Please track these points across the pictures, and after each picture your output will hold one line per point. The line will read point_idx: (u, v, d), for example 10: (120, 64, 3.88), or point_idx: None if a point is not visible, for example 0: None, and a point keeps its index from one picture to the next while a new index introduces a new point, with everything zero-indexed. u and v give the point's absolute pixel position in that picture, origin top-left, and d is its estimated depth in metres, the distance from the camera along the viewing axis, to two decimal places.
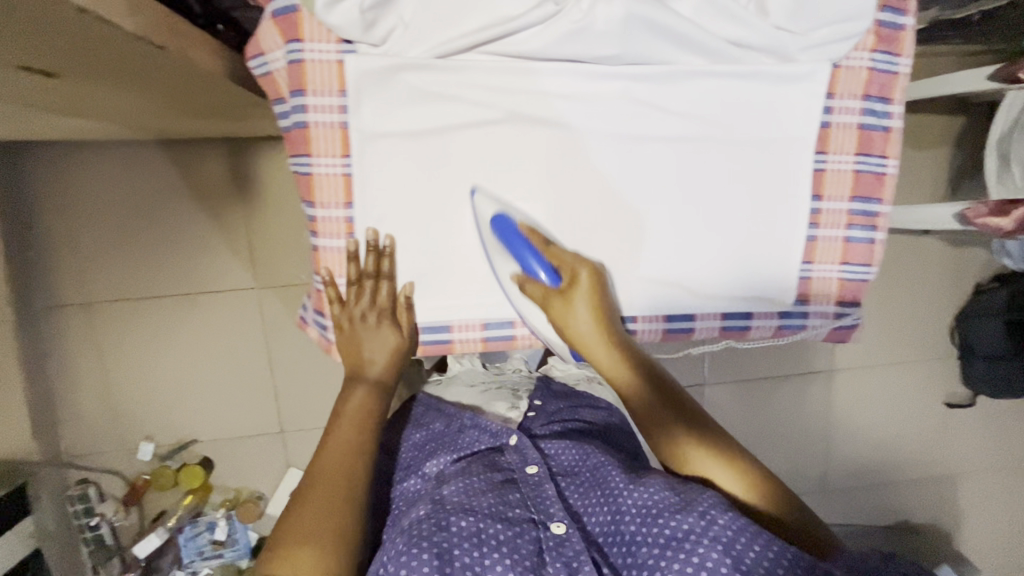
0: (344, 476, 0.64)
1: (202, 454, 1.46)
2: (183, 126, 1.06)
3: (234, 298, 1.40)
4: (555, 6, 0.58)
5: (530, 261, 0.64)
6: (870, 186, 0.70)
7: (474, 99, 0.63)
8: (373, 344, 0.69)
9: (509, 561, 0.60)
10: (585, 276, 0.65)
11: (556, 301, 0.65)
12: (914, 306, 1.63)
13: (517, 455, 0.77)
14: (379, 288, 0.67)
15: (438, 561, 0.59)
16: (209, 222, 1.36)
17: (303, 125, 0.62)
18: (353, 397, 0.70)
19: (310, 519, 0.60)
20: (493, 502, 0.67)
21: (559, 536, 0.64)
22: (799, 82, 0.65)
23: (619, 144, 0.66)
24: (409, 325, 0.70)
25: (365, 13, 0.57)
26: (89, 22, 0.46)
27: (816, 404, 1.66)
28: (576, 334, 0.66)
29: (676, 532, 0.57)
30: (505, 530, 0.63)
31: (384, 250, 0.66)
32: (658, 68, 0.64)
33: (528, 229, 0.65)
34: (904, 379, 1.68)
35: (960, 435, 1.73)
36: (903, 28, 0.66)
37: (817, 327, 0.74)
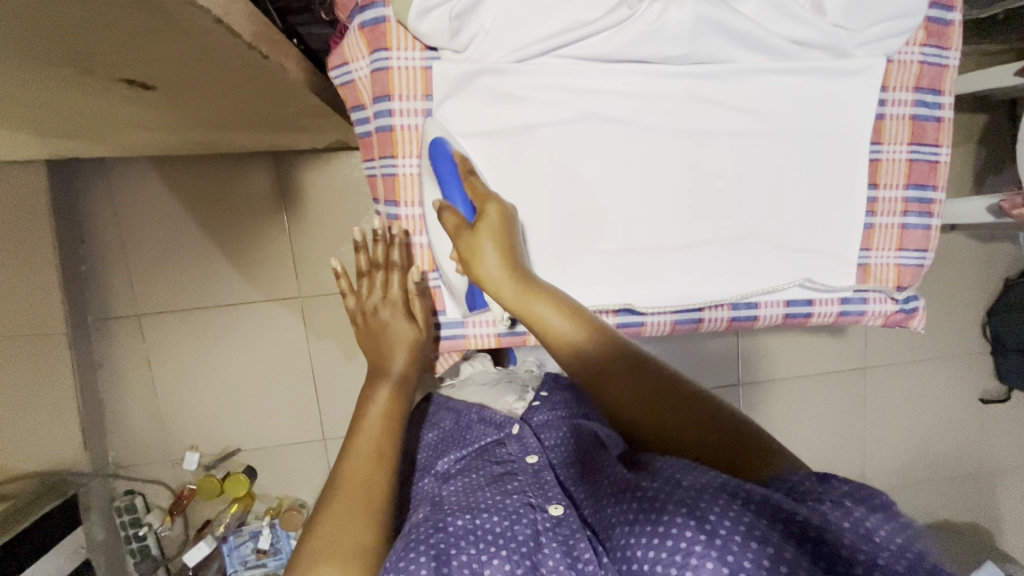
0: (365, 484, 0.58)
1: (245, 463, 1.48)
2: (241, 139, 1.10)
3: (278, 308, 1.43)
4: (629, 11, 0.62)
5: (450, 189, 0.65)
6: (925, 173, 0.73)
7: (550, 100, 0.67)
8: (389, 338, 0.68)
9: (507, 551, 0.55)
10: (494, 207, 0.64)
11: (464, 232, 0.63)
12: (944, 302, 1.65)
13: (517, 446, 0.74)
14: (389, 279, 0.70)
15: (434, 560, 0.53)
16: (256, 234, 1.41)
17: (388, 128, 0.66)
18: (377, 399, 0.65)
19: (336, 540, 0.54)
20: (492, 495, 0.63)
21: (558, 518, 0.59)
22: (855, 76, 0.69)
23: (684, 140, 0.69)
24: (422, 315, 0.71)
25: (452, 21, 0.61)
26: (219, 31, 0.50)
27: (850, 402, 1.66)
28: (481, 270, 0.63)
29: (647, 497, 0.54)
30: (502, 520, 0.59)
31: (394, 236, 0.69)
32: (723, 67, 0.67)
33: (461, 157, 0.65)
34: (935, 374, 1.68)
35: (995, 431, 1.73)
36: (951, 24, 0.70)
37: (875, 312, 0.76)
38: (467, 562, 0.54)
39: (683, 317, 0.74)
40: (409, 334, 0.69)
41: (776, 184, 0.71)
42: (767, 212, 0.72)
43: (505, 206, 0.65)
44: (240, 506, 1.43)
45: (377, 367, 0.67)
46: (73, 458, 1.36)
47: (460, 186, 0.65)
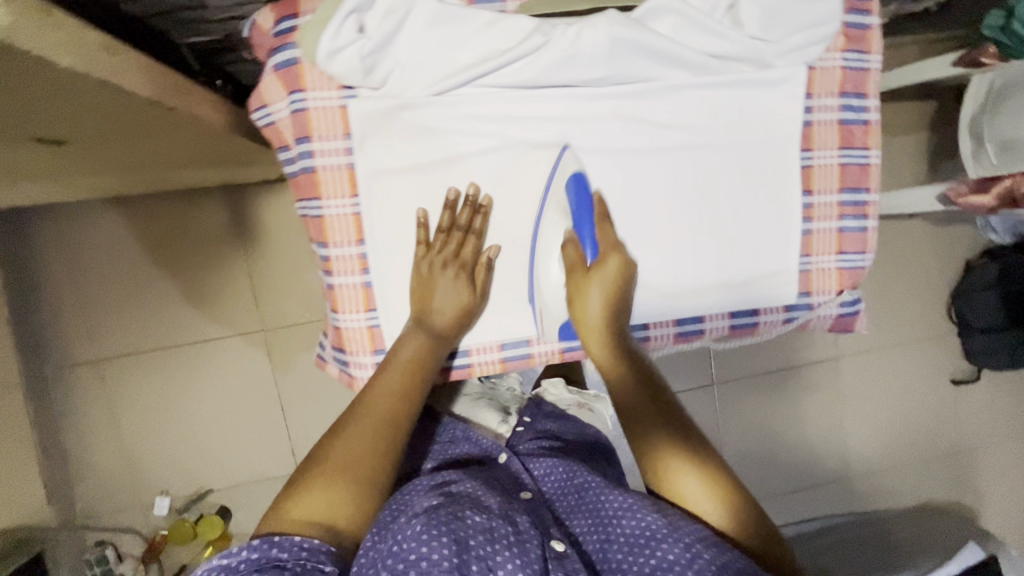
0: (388, 420, 0.57)
1: (219, 503, 1.43)
2: (184, 177, 1.08)
3: (243, 342, 1.41)
4: (543, 38, 0.61)
5: (586, 228, 0.64)
6: (856, 176, 0.73)
7: (476, 130, 0.66)
8: (446, 295, 0.64)
9: (524, 561, 0.50)
10: (617, 260, 0.63)
11: (578, 273, 0.63)
12: (907, 286, 1.67)
13: (507, 478, 0.69)
14: (465, 242, 0.66)
15: (456, 550, 0.49)
16: (213, 270, 1.38)
17: (311, 170, 0.65)
18: (410, 341, 0.63)
19: (347, 463, 0.54)
20: (502, 505, 0.58)
21: (559, 553, 0.54)
22: (779, 86, 0.69)
23: (615, 159, 0.69)
24: (481, 288, 0.67)
25: (364, 60, 0.60)
26: (106, 90, 0.49)
27: (826, 393, 1.67)
28: (581, 313, 0.63)
29: (664, 561, 0.51)
30: (516, 530, 0.54)
31: (480, 207, 0.66)
32: (645, 86, 0.67)
33: (600, 200, 0.66)
34: (907, 358, 1.70)
35: (970, 409, 1.74)
36: (870, 28, 0.70)
37: (821, 316, 0.77)
38: (485, 559, 0.49)
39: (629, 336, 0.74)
40: (461, 297, 0.65)
41: (711, 199, 0.71)
42: (706, 229, 0.72)
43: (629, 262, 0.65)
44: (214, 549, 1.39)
45: (425, 317, 0.64)
46: (37, 513, 1.32)
47: (594, 231, 0.65)
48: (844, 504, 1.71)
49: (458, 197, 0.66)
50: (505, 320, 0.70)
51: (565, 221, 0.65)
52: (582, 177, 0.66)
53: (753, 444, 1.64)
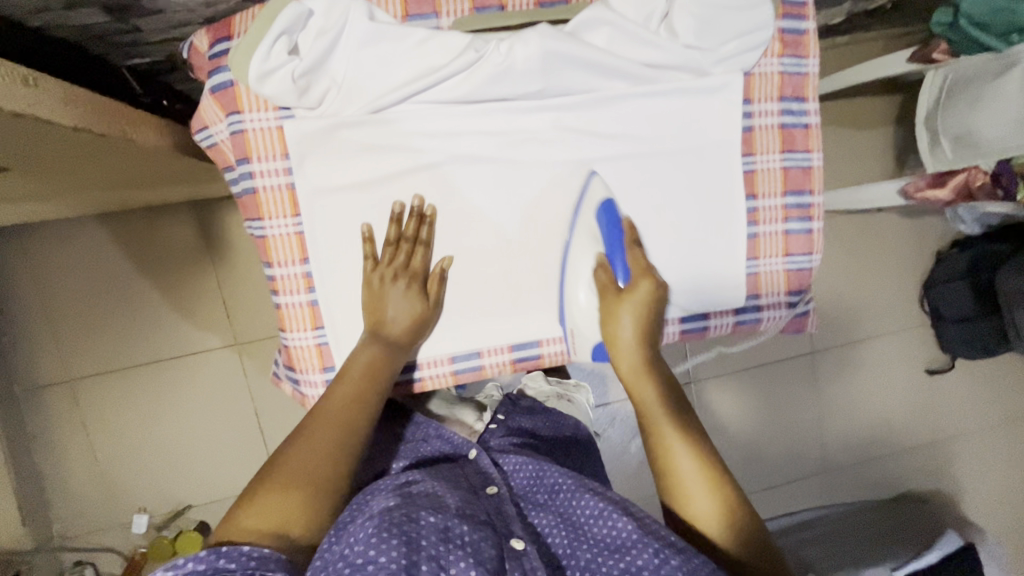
0: (343, 426, 0.58)
1: (198, 519, 1.43)
2: (144, 197, 1.07)
3: (218, 356, 1.40)
4: (476, 53, 0.62)
5: (616, 255, 0.68)
6: (799, 180, 0.74)
7: (414, 146, 0.66)
8: (397, 306, 0.65)
9: (477, 559, 0.49)
10: (649, 286, 0.66)
11: (610, 295, 0.66)
12: (880, 278, 1.68)
13: (473, 474, 0.67)
14: (413, 254, 0.66)
15: (406, 551, 0.47)
16: (183, 285, 1.38)
17: (252, 191, 0.65)
18: (363, 354, 0.64)
19: (303, 470, 0.54)
20: (465, 507, 0.56)
21: (518, 550, 0.53)
22: (716, 93, 0.70)
23: (557, 169, 0.70)
24: (434, 299, 0.68)
25: (297, 80, 0.60)
26: (27, 123, 0.49)
27: (803, 386, 1.68)
28: (613, 334, 0.66)
29: (630, 566, 0.50)
30: (471, 531, 0.52)
31: (425, 217, 0.67)
32: (583, 97, 0.68)
33: (629, 224, 0.69)
34: (883, 350, 1.71)
35: (951, 399, 1.74)
36: (805, 33, 0.71)
37: (772, 318, 0.78)
38: (435, 556, 0.48)
39: None
40: (410, 312, 0.66)
41: (655, 207, 0.72)
42: (651, 237, 0.72)
43: (659, 287, 0.67)
44: None
45: (380, 330, 0.65)
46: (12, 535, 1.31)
47: (625, 257, 0.68)
48: (823, 497, 1.71)
49: (403, 210, 0.66)
50: (453, 332, 0.71)
51: (596, 245, 0.68)
52: (612, 205, 0.68)
53: (732, 440, 1.65)
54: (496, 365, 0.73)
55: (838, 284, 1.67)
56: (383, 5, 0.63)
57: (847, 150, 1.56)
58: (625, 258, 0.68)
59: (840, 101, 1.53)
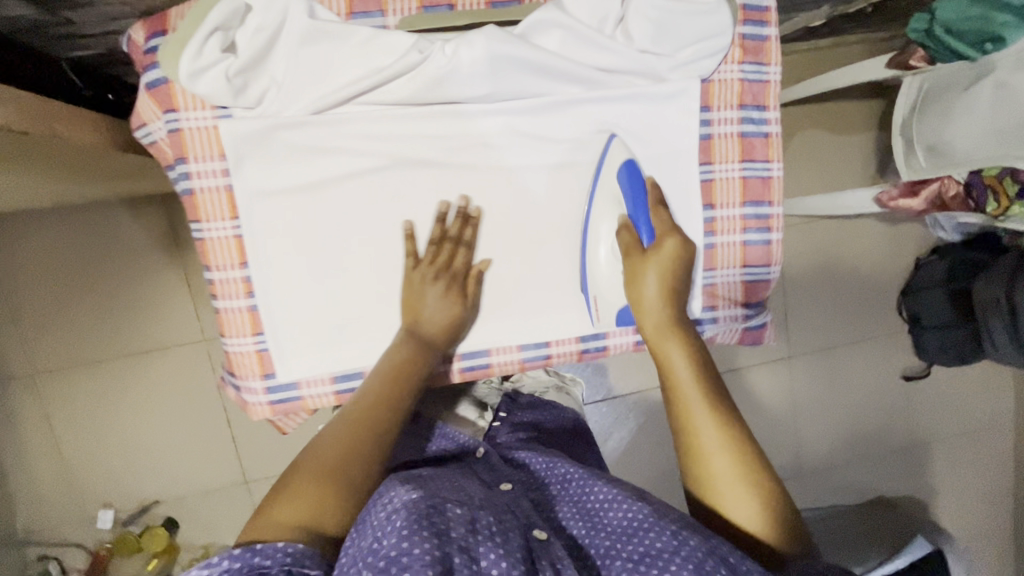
0: (373, 420, 0.56)
1: (166, 515, 1.42)
2: (100, 191, 1.05)
3: (186, 351, 1.39)
4: (419, 54, 0.59)
5: (642, 214, 0.65)
6: (759, 189, 0.73)
7: (356, 149, 0.64)
8: (435, 304, 0.65)
9: (506, 550, 0.46)
10: (674, 244, 0.63)
11: (637, 254, 0.63)
12: (859, 284, 1.68)
13: (489, 471, 0.65)
14: (456, 254, 0.67)
15: (438, 541, 0.43)
16: (148, 280, 1.35)
17: (189, 192, 0.63)
18: (397, 350, 0.64)
19: (332, 462, 0.52)
20: (484, 498, 0.53)
21: (542, 540, 0.50)
22: (672, 100, 0.68)
23: (507, 175, 0.68)
24: (471, 299, 0.68)
25: (232, 79, 0.58)
26: None
27: (778, 391, 1.68)
28: (638, 293, 0.62)
29: (650, 550, 0.47)
30: (495, 521, 0.49)
31: (471, 218, 0.67)
32: (534, 101, 0.66)
33: (654, 184, 0.67)
34: (858, 353, 1.70)
35: (926, 405, 1.73)
36: (768, 39, 0.69)
37: (728, 328, 0.76)
38: (465, 546, 0.45)
39: (532, 353, 0.72)
40: (449, 313, 0.66)
41: None
42: None
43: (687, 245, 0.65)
44: (159, 561, 1.37)
45: (414, 326, 0.65)
46: None
47: (649, 217, 0.65)
48: (795, 498, 1.72)
49: (449, 210, 0.66)
50: None
51: (619, 207, 0.66)
52: (634, 165, 0.66)
53: None
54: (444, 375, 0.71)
55: (815, 287, 1.66)
56: (327, 1, 0.61)
57: (827, 153, 1.54)
58: (647, 218, 0.65)
59: (820, 103, 1.51)
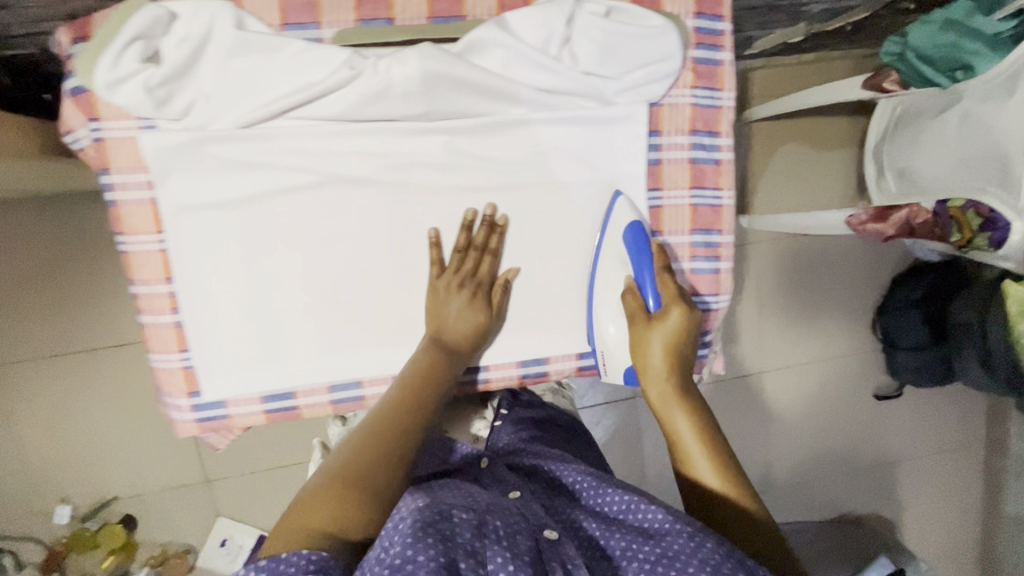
0: (400, 422, 0.56)
1: (124, 512, 1.35)
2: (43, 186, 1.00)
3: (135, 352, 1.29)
4: (351, 71, 0.58)
5: (646, 278, 0.64)
6: (708, 218, 0.71)
7: (288, 165, 0.62)
8: (458, 314, 0.65)
9: (515, 552, 0.44)
10: (680, 314, 0.61)
11: (640, 320, 0.63)
12: (838, 300, 1.64)
13: (490, 477, 0.62)
14: (481, 262, 0.67)
15: (445, 548, 0.41)
16: (92, 275, 1.25)
17: (113, 204, 0.61)
18: (419, 357, 0.63)
19: (348, 472, 0.50)
20: (491, 501, 0.51)
21: (553, 539, 0.48)
22: (620, 124, 0.66)
23: (446, 195, 0.66)
24: (497, 306, 0.68)
25: (153, 91, 0.56)
26: None
27: (754, 405, 1.64)
28: (643, 359, 0.62)
29: (667, 551, 0.46)
30: (504, 523, 0.47)
31: (498, 226, 0.66)
32: (474, 121, 0.63)
33: (659, 247, 0.66)
34: (835, 370, 1.66)
35: (899, 424, 1.71)
36: (721, 64, 0.67)
37: None
38: (473, 550, 0.42)
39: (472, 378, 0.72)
40: (475, 321, 0.66)
41: (549, 241, 0.69)
42: (546, 270, 0.70)
43: (693, 314, 0.62)
44: (115, 559, 1.32)
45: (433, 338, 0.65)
46: None
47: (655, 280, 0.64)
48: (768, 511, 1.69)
49: (476, 216, 0.66)
50: (333, 360, 0.67)
51: (625, 268, 0.66)
52: (639, 227, 0.66)
53: None
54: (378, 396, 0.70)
55: (789, 300, 1.62)
56: (258, 11, 0.59)
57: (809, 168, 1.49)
58: (650, 282, 0.64)
59: (815, 117, 1.42)
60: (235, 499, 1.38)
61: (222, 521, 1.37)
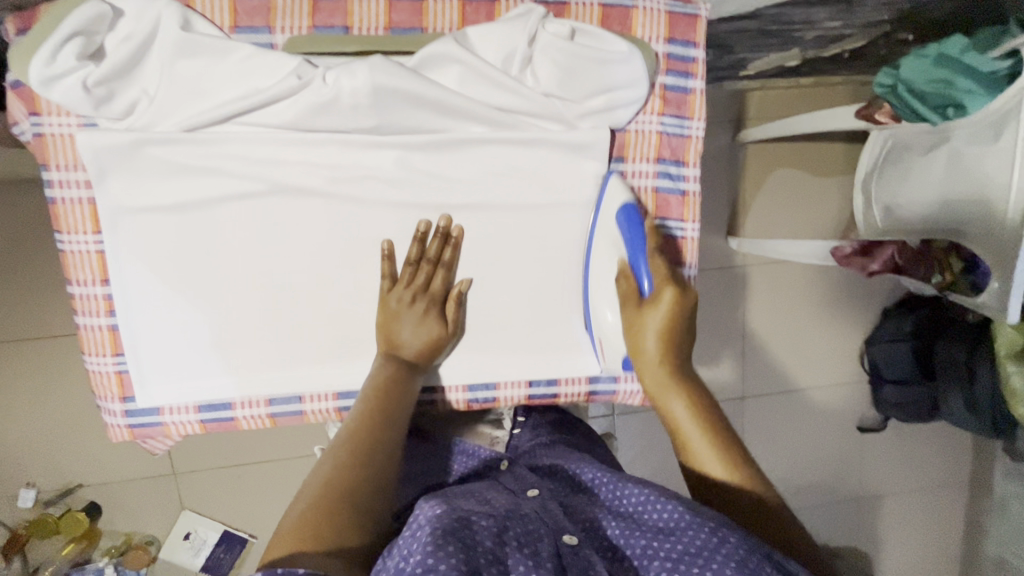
0: (363, 434, 0.55)
1: (88, 499, 1.19)
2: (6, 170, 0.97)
3: (55, 346, 1.12)
4: (298, 80, 0.56)
5: (639, 260, 0.60)
6: (671, 251, 0.68)
7: (233, 172, 0.60)
8: (410, 328, 0.63)
9: (537, 560, 0.41)
10: (673, 295, 0.58)
11: (631, 306, 0.60)
12: (852, 327, 1.48)
13: (513, 479, 0.59)
14: (435, 276, 0.64)
15: (466, 556, 0.39)
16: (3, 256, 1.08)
17: (51, 201, 0.60)
18: (377, 372, 0.61)
19: (325, 496, 0.48)
20: (511, 505, 0.49)
21: (572, 544, 0.44)
22: (582, 149, 0.64)
23: (397, 212, 0.64)
24: (455, 319, 0.65)
25: (92, 89, 0.54)
26: None
27: (763, 432, 1.49)
28: (638, 344, 0.59)
29: (688, 549, 0.41)
30: (523, 527, 0.45)
31: (452, 237, 0.64)
32: (428, 137, 0.61)
33: (653, 226, 0.61)
34: (852, 396, 1.51)
35: (912, 462, 1.58)
36: (691, 91, 0.65)
37: (628, 391, 0.71)
38: (496, 558, 0.40)
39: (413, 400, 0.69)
40: (438, 335, 0.64)
41: (506, 262, 0.66)
42: (500, 294, 0.67)
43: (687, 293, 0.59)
44: (76, 546, 1.16)
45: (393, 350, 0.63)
46: None
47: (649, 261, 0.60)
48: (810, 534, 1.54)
49: (432, 228, 0.63)
50: (274, 375, 0.65)
51: (618, 251, 0.62)
52: (632, 208, 0.62)
53: None
54: (319, 413, 0.68)
55: (777, 322, 1.45)
56: (208, 14, 0.58)
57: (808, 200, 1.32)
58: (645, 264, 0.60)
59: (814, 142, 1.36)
60: (203, 493, 1.22)
61: (190, 515, 1.22)
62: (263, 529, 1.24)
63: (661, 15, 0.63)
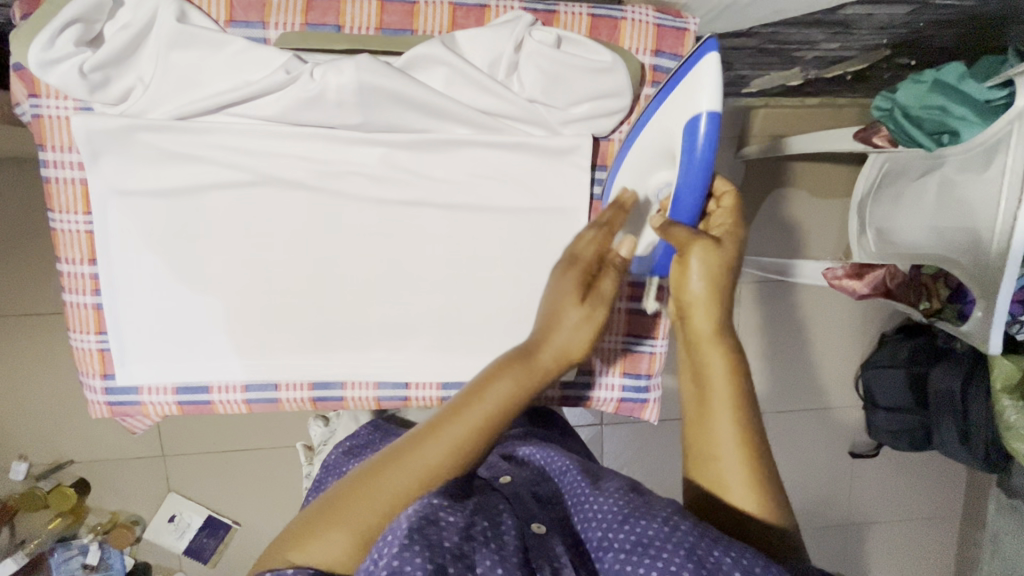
0: (443, 458, 0.45)
1: (78, 475, 1.21)
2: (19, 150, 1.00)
3: (58, 323, 1.15)
4: (286, 74, 0.57)
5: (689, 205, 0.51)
6: None
7: (221, 160, 0.62)
8: (565, 326, 0.51)
9: (503, 554, 0.39)
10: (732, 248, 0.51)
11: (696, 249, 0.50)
12: (849, 349, 1.46)
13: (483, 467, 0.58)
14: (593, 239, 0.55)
15: (433, 553, 0.37)
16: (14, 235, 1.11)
17: (44, 180, 0.62)
18: (500, 374, 0.48)
19: (368, 512, 0.43)
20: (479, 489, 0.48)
21: (540, 534, 0.43)
22: (564, 156, 0.65)
23: (381, 209, 0.65)
24: (601, 303, 0.51)
25: (88, 74, 0.56)
26: None
27: None
28: (690, 292, 0.50)
29: (642, 538, 0.40)
30: (487, 516, 0.43)
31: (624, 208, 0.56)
32: (414, 136, 0.63)
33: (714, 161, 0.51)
34: (847, 420, 1.49)
35: (903, 491, 1.55)
36: None
37: (602, 398, 0.73)
38: (462, 553, 0.38)
39: (389, 393, 0.70)
40: (586, 345, 0.51)
41: (485, 264, 0.67)
42: (478, 294, 0.67)
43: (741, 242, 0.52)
44: (63, 522, 1.16)
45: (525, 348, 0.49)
46: None
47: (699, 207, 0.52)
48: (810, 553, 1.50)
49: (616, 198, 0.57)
50: (253, 361, 0.66)
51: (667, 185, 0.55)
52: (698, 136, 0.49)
53: None
54: (293, 401, 0.69)
55: (770, 340, 1.43)
56: (206, 8, 0.60)
57: (807, 220, 1.31)
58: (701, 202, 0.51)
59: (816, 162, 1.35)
60: (191, 476, 1.24)
61: (175, 496, 1.23)
62: (246, 516, 1.26)
63: (649, 28, 0.64)
